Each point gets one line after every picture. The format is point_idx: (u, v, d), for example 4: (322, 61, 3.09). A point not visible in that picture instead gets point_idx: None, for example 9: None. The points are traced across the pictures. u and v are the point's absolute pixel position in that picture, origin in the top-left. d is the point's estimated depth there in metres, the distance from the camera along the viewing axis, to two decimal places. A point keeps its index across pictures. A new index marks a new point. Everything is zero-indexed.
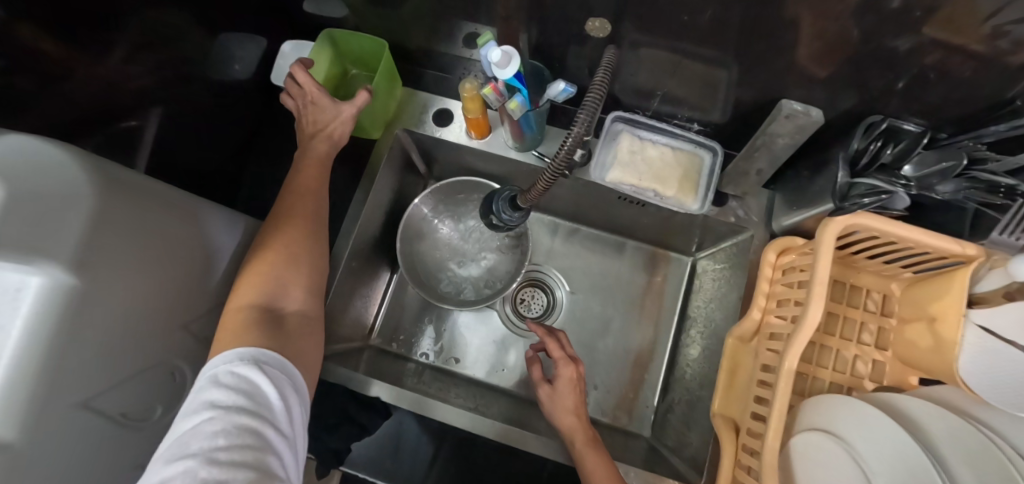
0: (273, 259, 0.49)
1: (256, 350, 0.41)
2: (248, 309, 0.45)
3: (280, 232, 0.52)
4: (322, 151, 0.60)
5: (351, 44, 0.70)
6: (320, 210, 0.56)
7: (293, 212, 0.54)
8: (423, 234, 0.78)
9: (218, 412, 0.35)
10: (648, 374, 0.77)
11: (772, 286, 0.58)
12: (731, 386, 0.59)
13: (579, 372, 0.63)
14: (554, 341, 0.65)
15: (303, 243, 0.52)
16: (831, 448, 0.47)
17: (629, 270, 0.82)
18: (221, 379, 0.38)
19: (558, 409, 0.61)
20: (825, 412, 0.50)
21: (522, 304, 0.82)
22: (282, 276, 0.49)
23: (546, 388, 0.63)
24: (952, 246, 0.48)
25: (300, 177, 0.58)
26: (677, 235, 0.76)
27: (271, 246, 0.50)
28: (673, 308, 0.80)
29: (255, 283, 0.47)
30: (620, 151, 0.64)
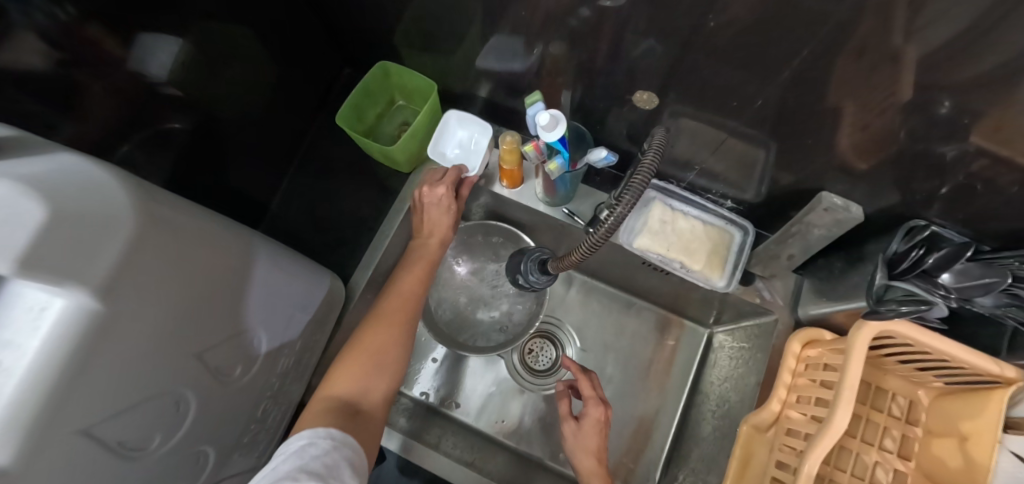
0: (360, 367, 0.53)
1: (340, 433, 0.46)
2: (334, 401, 0.51)
3: (371, 335, 0.56)
4: (430, 255, 0.64)
5: (403, 79, 0.72)
6: (404, 331, 0.57)
7: (387, 319, 0.57)
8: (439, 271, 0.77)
9: (309, 464, 0.41)
10: (650, 445, 0.75)
11: (795, 379, 0.56)
12: (741, 479, 0.55)
13: (608, 416, 0.60)
14: (586, 379, 0.62)
15: (393, 345, 0.56)
16: None
17: (644, 333, 0.80)
18: (314, 443, 0.44)
19: (580, 448, 0.59)
20: None
21: (531, 354, 0.80)
22: (366, 380, 0.53)
23: (571, 425, 0.60)
24: (991, 366, 0.46)
25: (411, 283, 0.61)
26: (697, 306, 0.75)
27: (364, 349, 0.54)
28: (684, 380, 0.77)
29: (349, 377, 0.53)
30: (650, 218, 0.63)
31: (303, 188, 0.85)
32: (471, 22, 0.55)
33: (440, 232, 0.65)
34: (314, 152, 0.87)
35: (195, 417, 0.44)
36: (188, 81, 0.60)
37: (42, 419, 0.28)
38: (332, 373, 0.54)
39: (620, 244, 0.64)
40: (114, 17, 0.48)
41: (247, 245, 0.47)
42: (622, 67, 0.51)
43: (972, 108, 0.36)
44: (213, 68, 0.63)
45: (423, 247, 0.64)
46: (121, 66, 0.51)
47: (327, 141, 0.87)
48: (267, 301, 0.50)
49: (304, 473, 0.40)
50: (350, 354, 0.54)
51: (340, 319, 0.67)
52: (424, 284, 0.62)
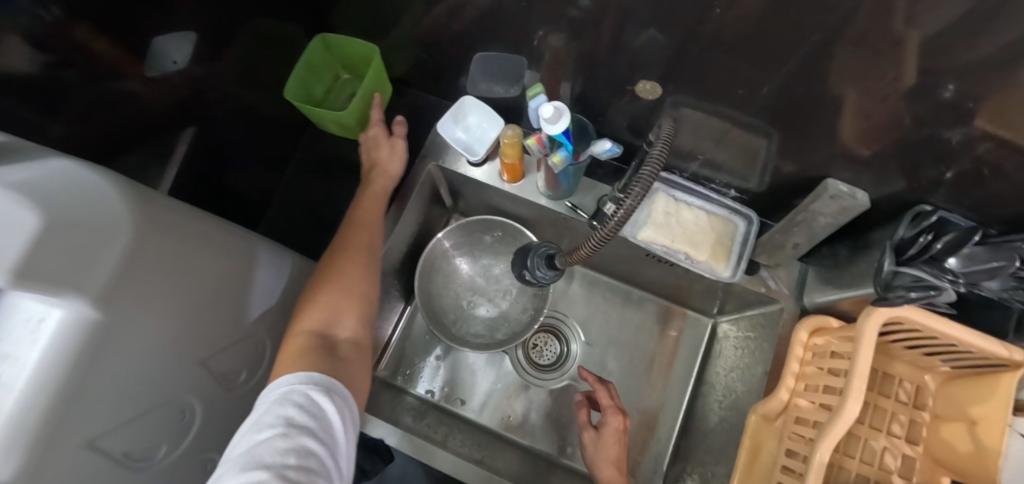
0: (330, 295, 0.52)
1: (323, 376, 0.44)
2: (308, 335, 0.48)
3: (339, 263, 0.54)
4: (380, 188, 0.66)
5: (345, 48, 0.72)
6: (371, 259, 0.57)
7: (352, 248, 0.56)
8: (440, 269, 0.76)
9: (297, 418, 0.40)
10: (656, 436, 0.75)
11: (803, 367, 0.56)
12: (751, 468, 0.55)
13: (627, 425, 0.60)
14: (604, 390, 0.62)
15: (364, 275, 0.54)
16: None
17: (647, 326, 0.80)
18: (296, 391, 0.42)
19: (601, 458, 0.59)
20: None
21: (535, 350, 0.80)
22: (337, 309, 0.51)
23: (591, 434, 0.61)
24: (999, 349, 0.46)
25: (368, 216, 0.61)
26: (702, 297, 0.74)
27: (331, 278, 0.53)
28: (690, 371, 0.77)
29: (317, 310, 0.50)
30: (655, 210, 0.63)
31: (299, 189, 0.84)
32: (467, 14, 0.54)
33: (391, 168, 0.67)
34: (310, 152, 0.86)
35: (201, 424, 0.43)
36: (183, 83, 0.59)
37: (45, 428, 0.27)
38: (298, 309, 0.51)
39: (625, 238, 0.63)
40: (102, 18, 0.47)
41: (249, 249, 0.46)
42: (623, 57, 0.50)
43: (977, 93, 0.36)
44: (208, 67, 0.62)
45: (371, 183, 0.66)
46: (112, 67, 0.50)
47: (323, 140, 0.86)
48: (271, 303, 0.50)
49: (293, 429, 0.39)
50: (318, 284, 0.52)
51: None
52: (378, 217, 0.62)
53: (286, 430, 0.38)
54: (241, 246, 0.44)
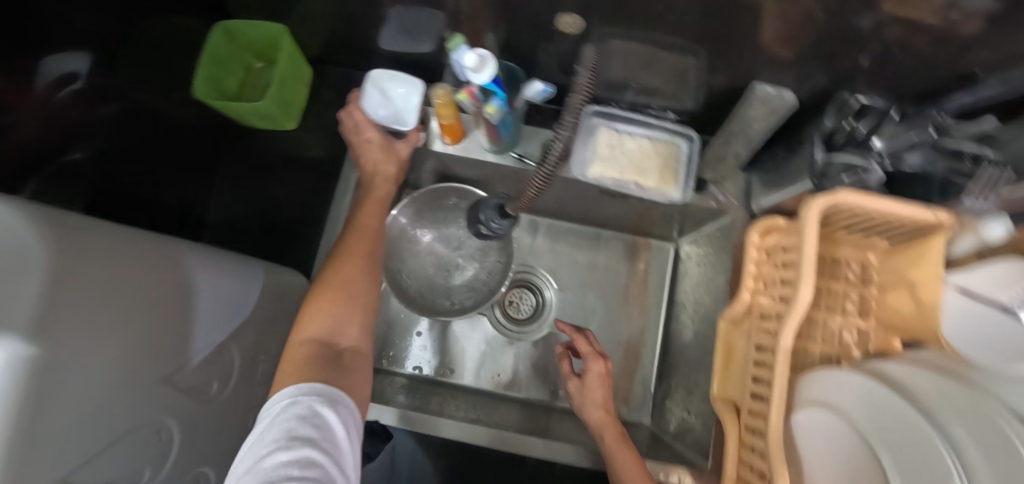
0: (333, 299, 0.52)
1: (326, 387, 0.43)
2: (311, 342, 0.48)
3: (338, 270, 0.54)
4: (382, 191, 0.63)
5: (249, 34, 0.67)
6: (371, 261, 0.57)
7: (349, 251, 0.56)
8: (403, 247, 0.75)
9: (300, 428, 0.38)
10: (640, 361, 0.79)
11: (760, 267, 0.59)
12: (727, 369, 0.59)
13: (608, 368, 0.62)
14: (583, 339, 0.64)
15: (361, 280, 0.54)
16: (832, 421, 0.46)
17: (614, 261, 0.82)
18: (298, 402, 0.41)
19: (587, 403, 0.62)
20: (823, 383, 0.49)
21: (511, 306, 0.81)
22: (340, 317, 0.51)
23: (575, 382, 0.63)
24: (926, 214, 0.48)
25: (368, 223, 0.60)
26: (660, 223, 0.77)
27: (330, 284, 0.53)
28: (660, 293, 0.81)
29: (319, 318, 0.50)
30: (599, 146, 0.63)
31: (238, 194, 0.80)
32: None
33: (388, 171, 0.64)
34: (240, 152, 0.81)
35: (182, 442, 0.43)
36: (79, 101, 0.54)
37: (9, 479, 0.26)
38: (299, 317, 0.51)
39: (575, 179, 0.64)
40: None
41: (179, 257, 0.43)
42: None
43: None
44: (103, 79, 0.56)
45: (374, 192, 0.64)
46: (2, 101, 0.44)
47: (250, 138, 0.81)
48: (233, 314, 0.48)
49: (295, 439, 0.37)
50: (320, 288, 0.53)
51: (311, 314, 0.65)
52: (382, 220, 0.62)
53: (288, 442, 0.37)
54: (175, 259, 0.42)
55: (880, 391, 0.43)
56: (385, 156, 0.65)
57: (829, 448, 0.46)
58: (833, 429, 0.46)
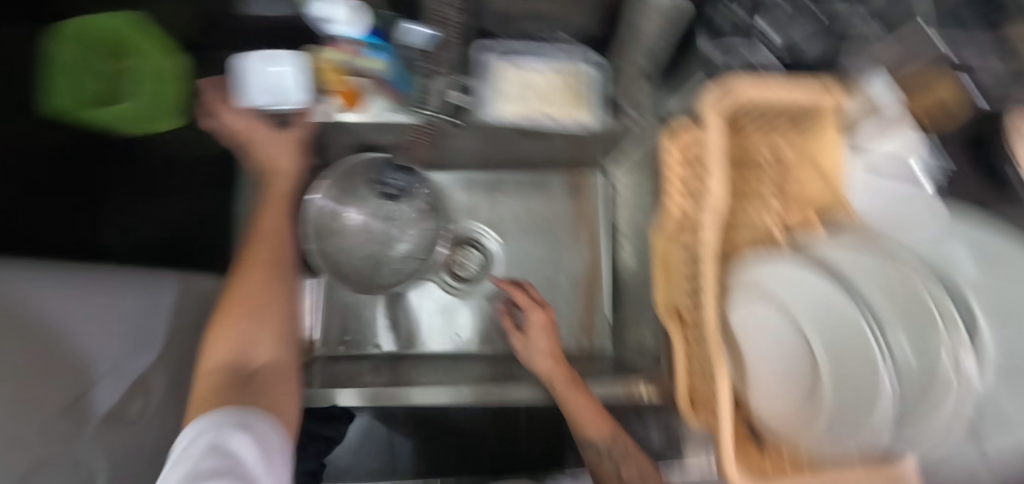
0: (237, 320, 0.50)
1: (232, 416, 0.41)
2: (219, 370, 0.48)
3: (241, 286, 0.52)
4: (281, 186, 0.63)
5: (99, 29, 0.59)
6: (275, 268, 0.55)
7: (248, 263, 0.54)
8: (332, 229, 0.71)
9: (203, 463, 0.36)
10: (594, 293, 0.80)
11: (681, 174, 0.54)
12: (668, 277, 0.59)
13: (548, 317, 0.67)
14: (521, 292, 0.68)
15: (266, 290, 0.53)
16: (767, 313, 0.49)
17: (550, 200, 0.82)
18: (198, 440, 0.39)
19: (535, 353, 0.65)
20: (752, 271, 0.50)
21: (458, 266, 0.80)
22: (249, 334, 0.50)
23: (519, 336, 0.67)
24: (817, 91, 0.47)
25: (269, 228, 0.59)
26: (585, 155, 0.76)
27: (235, 301, 0.51)
28: (601, 221, 0.81)
29: (224, 342, 0.49)
30: (506, 85, 0.61)
31: None
32: None
33: (285, 165, 0.63)
34: None
35: None
36: None
37: None
38: (206, 344, 0.50)
39: (484, 117, 0.60)
40: None
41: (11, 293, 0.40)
42: None
43: None
44: None
45: (272, 193, 0.62)
46: None
47: None
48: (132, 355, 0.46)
49: (199, 476, 0.35)
50: (222, 309, 0.51)
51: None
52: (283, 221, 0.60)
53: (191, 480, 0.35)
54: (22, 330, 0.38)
55: (815, 284, 0.46)
56: (280, 145, 0.63)
57: (762, 339, 0.49)
58: (771, 321, 0.49)
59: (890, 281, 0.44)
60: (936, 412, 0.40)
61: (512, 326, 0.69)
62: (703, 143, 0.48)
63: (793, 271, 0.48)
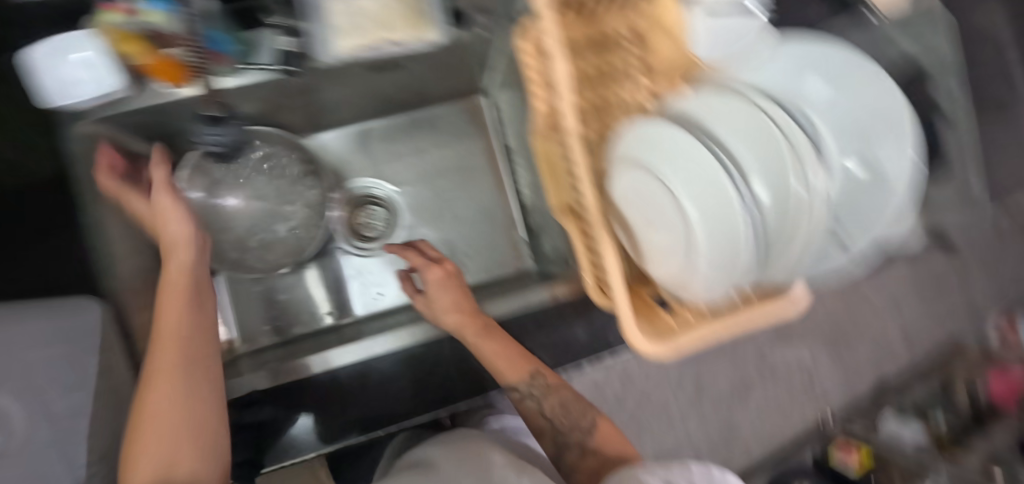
0: (153, 432, 0.43)
1: None
2: None
3: (150, 392, 0.45)
4: (181, 260, 0.54)
5: None
6: (192, 364, 0.48)
7: (152, 373, 0.46)
8: (211, 221, 0.63)
9: None
10: (505, 214, 0.79)
11: (538, 71, 0.50)
12: (555, 177, 0.58)
13: (447, 269, 0.66)
14: (415, 252, 0.67)
15: (183, 387, 0.46)
16: (641, 179, 0.47)
17: (438, 136, 0.79)
18: None
19: (439, 309, 0.64)
20: (626, 143, 0.48)
21: (361, 227, 0.78)
22: (170, 445, 0.43)
23: (422, 297, 0.66)
24: None
25: (170, 324, 0.50)
26: (461, 76, 0.72)
27: (150, 409, 0.44)
28: (494, 144, 0.80)
29: (141, 460, 0.41)
30: (334, 17, 0.55)
31: None
32: None
33: (180, 239, 0.54)
34: None
35: None
36: None
37: None
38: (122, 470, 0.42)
39: (320, 61, 0.57)
40: None
41: None
42: None
43: None
44: None
45: (167, 277, 0.53)
46: None
47: None
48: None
49: None
50: (133, 427, 0.44)
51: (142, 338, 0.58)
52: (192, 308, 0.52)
53: None
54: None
55: (677, 138, 0.45)
56: (169, 223, 0.54)
57: (643, 209, 0.48)
58: (645, 186, 0.47)
59: (736, 116, 0.44)
60: (791, 236, 0.42)
61: (414, 290, 0.68)
62: (542, 30, 0.45)
63: (658, 133, 0.47)
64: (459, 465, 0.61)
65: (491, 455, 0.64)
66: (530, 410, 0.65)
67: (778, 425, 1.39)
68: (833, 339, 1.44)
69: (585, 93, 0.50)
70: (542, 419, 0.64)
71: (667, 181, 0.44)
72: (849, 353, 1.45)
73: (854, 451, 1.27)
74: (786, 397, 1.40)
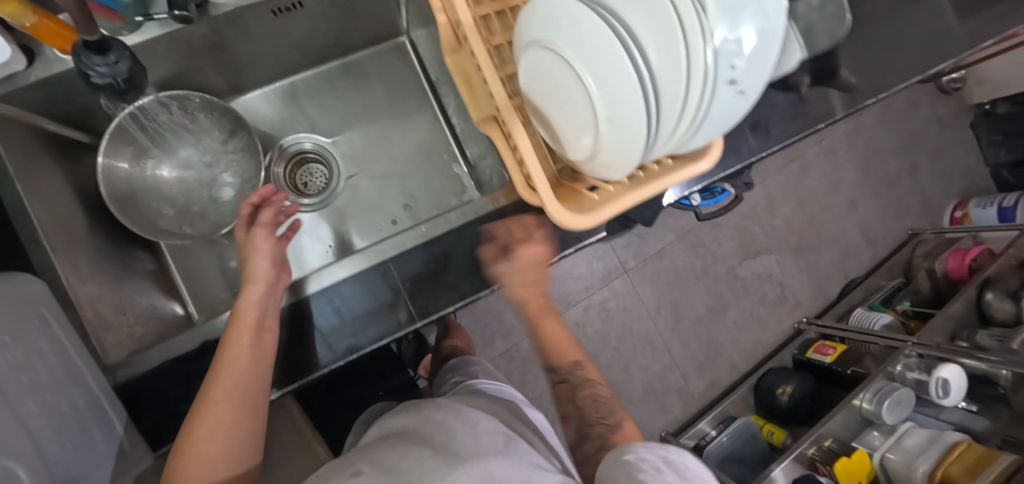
0: (200, 458, 0.45)
1: None
2: None
3: (203, 417, 0.47)
4: (255, 296, 0.56)
5: None
6: (249, 402, 0.50)
7: (211, 394, 0.48)
8: (137, 190, 0.67)
9: None
10: (446, 153, 0.80)
11: None
12: (473, 92, 0.59)
13: (541, 251, 0.65)
14: (517, 223, 0.63)
15: (234, 417, 0.48)
16: (546, 60, 0.47)
17: (366, 85, 0.79)
18: None
19: (517, 282, 0.65)
20: (529, 28, 0.48)
21: (300, 184, 0.78)
22: (212, 470, 0.45)
23: (503, 265, 0.63)
24: None
25: (233, 354, 0.51)
26: (381, 16, 0.71)
27: (200, 432, 0.46)
28: (423, 85, 0.80)
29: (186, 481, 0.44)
30: None
31: None
32: None
33: (259, 274, 0.57)
34: None
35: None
36: None
37: None
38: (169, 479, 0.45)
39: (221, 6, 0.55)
40: None
41: None
42: None
43: None
44: None
45: (240, 307, 0.54)
46: None
47: None
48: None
49: None
50: (183, 442, 0.46)
51: (91, 310, 0.55)
52: (265, 344, 0.53)
53: None
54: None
55: (571, 6, 0.44)
56: (254, 258, 0.58)
57: (554, 93, 0.49)
58: (551, 69, 0.47)
59: None
60: (675, 113, 0.44)
61: (495, 252, 0.64)
62: None
63: (553, 8, 0.45)
64: (441, 426, 0.48)
65: (477, 419, 0.50)
66: (563, 393, 0.67)
67: (756, 337, 1.44)
68: (798, 247, 1.49)
69: (484, 3, 0.54)
70: (572, 405, 0.65)
71: (569, 59, 0.45)
72: (814, 258, 1.50)
73: (830, 349, 1.31)
74: (761, 309, 1.45)
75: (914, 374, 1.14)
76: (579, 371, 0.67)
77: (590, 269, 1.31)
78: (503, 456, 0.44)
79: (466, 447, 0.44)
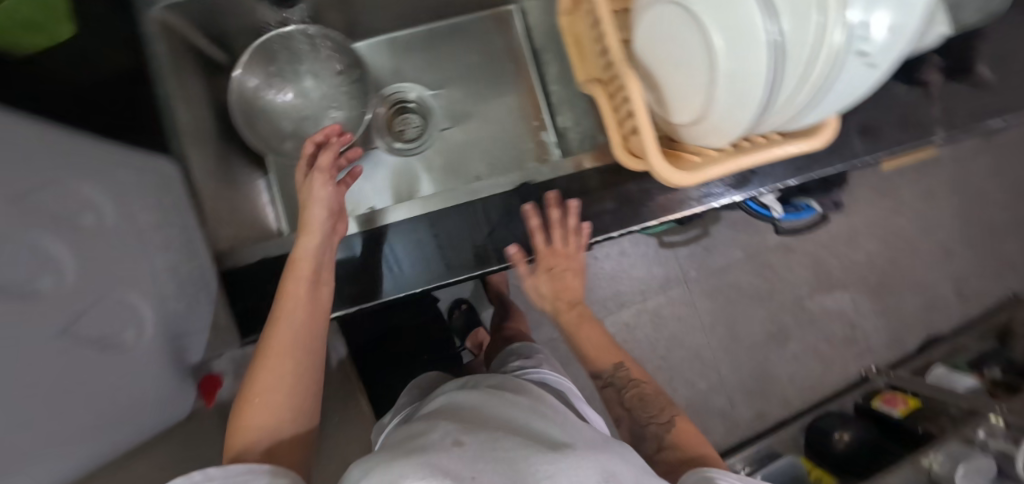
0: (267, 396, 0.45)
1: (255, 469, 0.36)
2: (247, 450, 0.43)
3: (267, 358, 0.47)
4: (309, 244, 0.53)
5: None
6: (308, 348, 0.49)
7: (272, 339, 0.48)
8: (260, 108, 0.73)
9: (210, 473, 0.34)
10: (536, 119, 0.82)
11: None
12: (581, 54, 0.61)
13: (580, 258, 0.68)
14: (558, 232, 0.65)
15: (298, 360, 0.48)
16: (671, 16, 0.48)
17: (473, 45, 0.83)
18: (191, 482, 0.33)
19: (548, 281, 0.70)
20: None
21: (396, 130, 0.83)
22: (281, 406, 0.45)
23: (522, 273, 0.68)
24: None
25: (291, 304, 0.50)
26: None
27: (268, 369, 0.46)
28: (526, 53, 0.83)
29: (254, 416, 0.44)
30: None
31: None
32: None
33: (315, 223, 0.54)
34: None
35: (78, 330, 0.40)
36: None
37: None
38: (237, 417, 0.45)
39: None
40: None
41: None
42: None
43: None
44: None
45: (296, 256, 0.53)
46: None
47: None
48: (120, 211, 0.44)
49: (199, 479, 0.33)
50: (248, 383, 0.47)
51: (208, 199, 0.61)
52: (317, 295, 0.52)
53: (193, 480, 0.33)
54: (50, 176, 0.37)
55: None
56: (311, 207, 0.55)
57: (674, 50, 0.49)
58: (675, 27, 0.48)
59: None
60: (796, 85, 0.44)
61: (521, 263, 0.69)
62: None
63: None
64: (543, 416, 0.46)
65: (583, 429, 0.45)
66: (609, 398, 0.65)
67: (817, 376, 1.35)
68: (878, 288, 1.39)
69: None
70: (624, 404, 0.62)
71: (697, 15, 0.45)
72: (895, 303, 1.39)
73: (900, 401, 1.21)
74: (826, 346, 1.36)
75: (998, 441, 1.02)
76: (618, 373, 0.65)
77: (649, 272, 1.29)
78: (623, 459, 0.39)
79: (567, 436, 0.41)
